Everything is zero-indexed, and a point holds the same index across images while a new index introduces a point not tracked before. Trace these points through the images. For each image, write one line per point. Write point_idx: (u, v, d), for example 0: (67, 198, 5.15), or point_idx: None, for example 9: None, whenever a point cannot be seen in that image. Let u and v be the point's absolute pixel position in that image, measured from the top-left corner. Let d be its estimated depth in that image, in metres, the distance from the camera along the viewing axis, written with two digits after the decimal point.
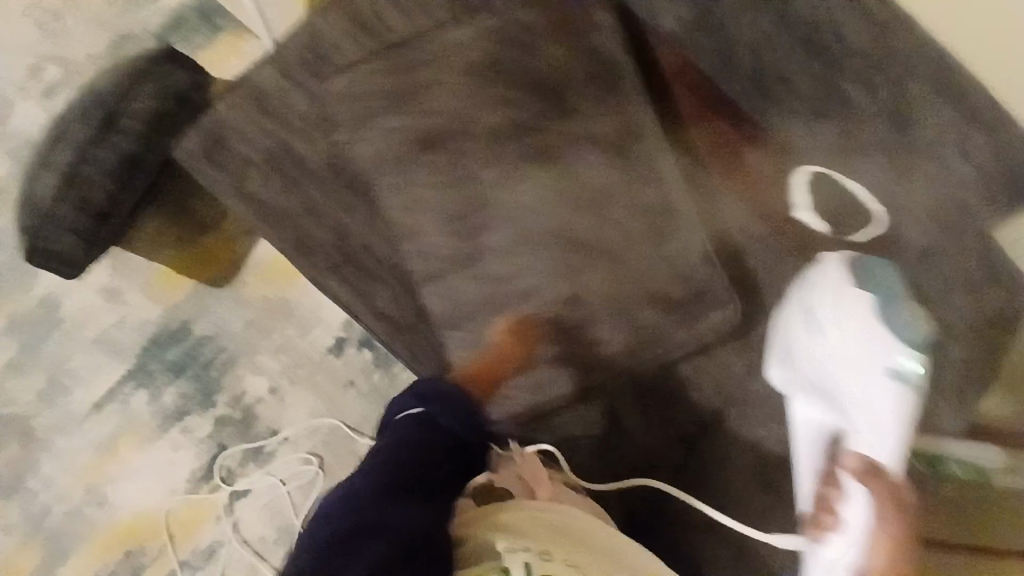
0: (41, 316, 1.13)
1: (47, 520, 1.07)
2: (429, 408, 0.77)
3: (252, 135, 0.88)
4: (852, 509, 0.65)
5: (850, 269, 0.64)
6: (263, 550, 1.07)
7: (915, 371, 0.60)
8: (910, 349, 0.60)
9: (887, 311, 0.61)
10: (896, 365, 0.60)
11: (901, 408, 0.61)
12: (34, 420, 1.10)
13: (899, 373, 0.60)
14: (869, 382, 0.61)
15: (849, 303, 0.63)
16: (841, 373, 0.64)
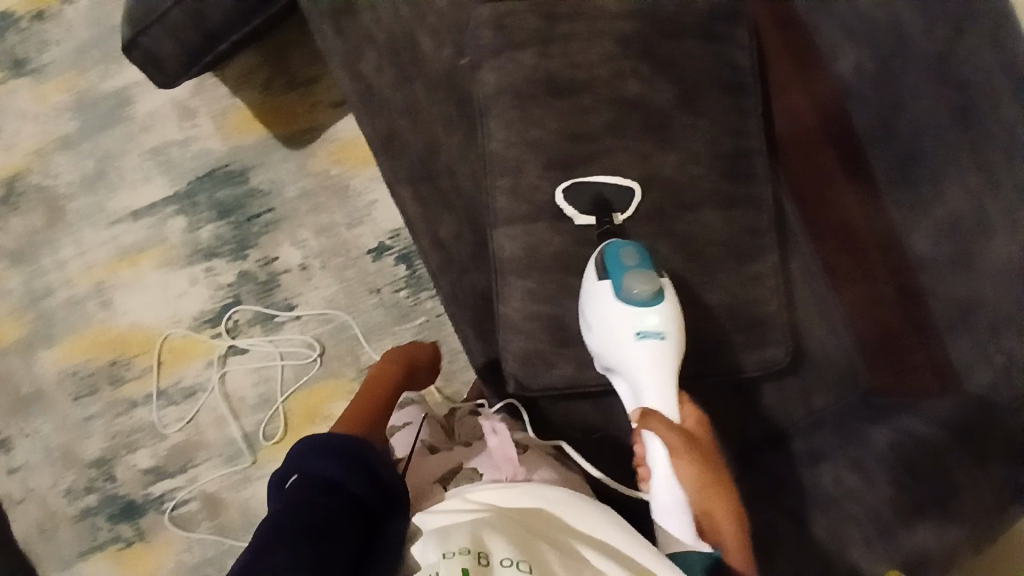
0: (108, 107, 1.10)
1: (48, 300, 1.08)
2: (304, 470, 0.65)
3: (384, 17, 0.84)
4: (656, 457, 0.67)
5: (594, 264, 0.72)
6: (239, 409, 1.09)
7: (655, 328, 0.69)
8: (649, 305, 0.69)
9: (619, 284, 0.69)
10: (634, 325, 0.69)
11: (652, 361, 0.69)
12: (67, 201, 1.09)
13: (642, 330, 0.69)
14: (622, 354, 0.70)
15: (597, 294, 0.70)
16: (620, 358, 0.70)
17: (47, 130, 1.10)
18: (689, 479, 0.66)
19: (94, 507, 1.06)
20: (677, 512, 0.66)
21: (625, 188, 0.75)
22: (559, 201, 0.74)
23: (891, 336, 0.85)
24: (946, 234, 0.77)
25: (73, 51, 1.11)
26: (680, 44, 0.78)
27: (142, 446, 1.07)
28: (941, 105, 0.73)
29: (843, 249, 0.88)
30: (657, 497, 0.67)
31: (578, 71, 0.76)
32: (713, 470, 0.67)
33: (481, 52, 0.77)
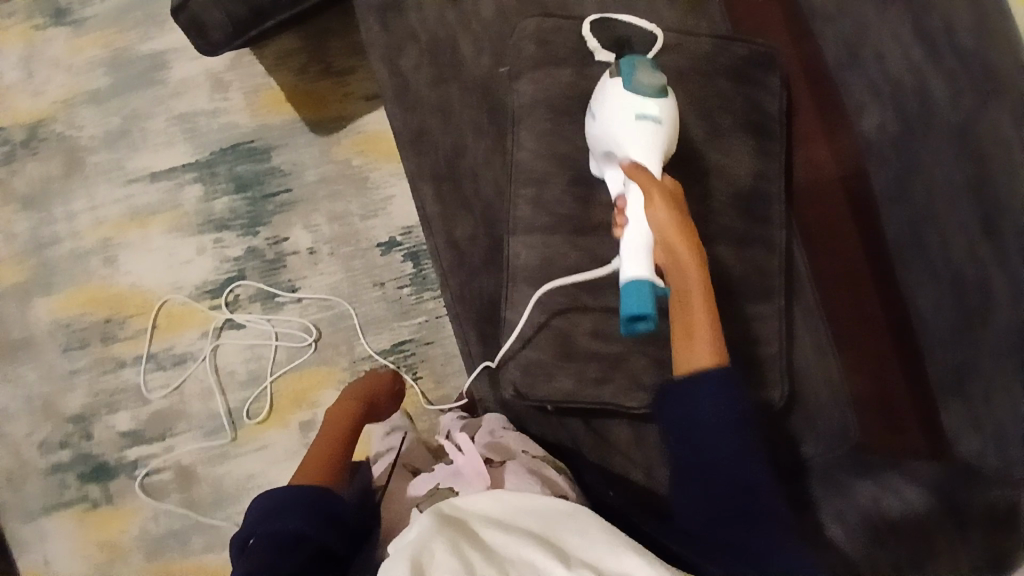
0: (143, 68, 1.11)
1: (51, 249, 1.08)
2: (262, 530, 0.64)
3: (430, 18, 0.85)
4: (636, 208, 0.67)
5: (611, 66, 0.73)
6: (226, 384, 1.08)
7: (654, 112, 0.68)
8: (652, 92, 0.68)
9: (629, 74, 0.69)
10: (633, 106, 0.68)
11: (645, 139, 0.68)
12: (86, 155, 1.09)
13: (640, 112, 0.68)
14: (618, 126, 0.69)
15: (605, 87, 0.71)
16: (611, 132, 0.69)
17: (77, 82, 1.11)
18: (664, 223, 0.65)
19: (67, 463, 1.05)
20: (642, 253, 0.65)
21: (645, 32, 0.78)
22: (587, 32, 0.76)
23: (885, 390, 0.87)
24: (947, 299, 0.78)
25: (116, 9, 1.12)
26: (714, 83, 0.81)
27: (124, 407, 1.06)
28: (951, 158, 0.76)
29: (847, 309, 0.91)
30: (626, 237, 0.67)
31: None
32: (692, 230, 0.66)
33: (521, 63, 0.79)
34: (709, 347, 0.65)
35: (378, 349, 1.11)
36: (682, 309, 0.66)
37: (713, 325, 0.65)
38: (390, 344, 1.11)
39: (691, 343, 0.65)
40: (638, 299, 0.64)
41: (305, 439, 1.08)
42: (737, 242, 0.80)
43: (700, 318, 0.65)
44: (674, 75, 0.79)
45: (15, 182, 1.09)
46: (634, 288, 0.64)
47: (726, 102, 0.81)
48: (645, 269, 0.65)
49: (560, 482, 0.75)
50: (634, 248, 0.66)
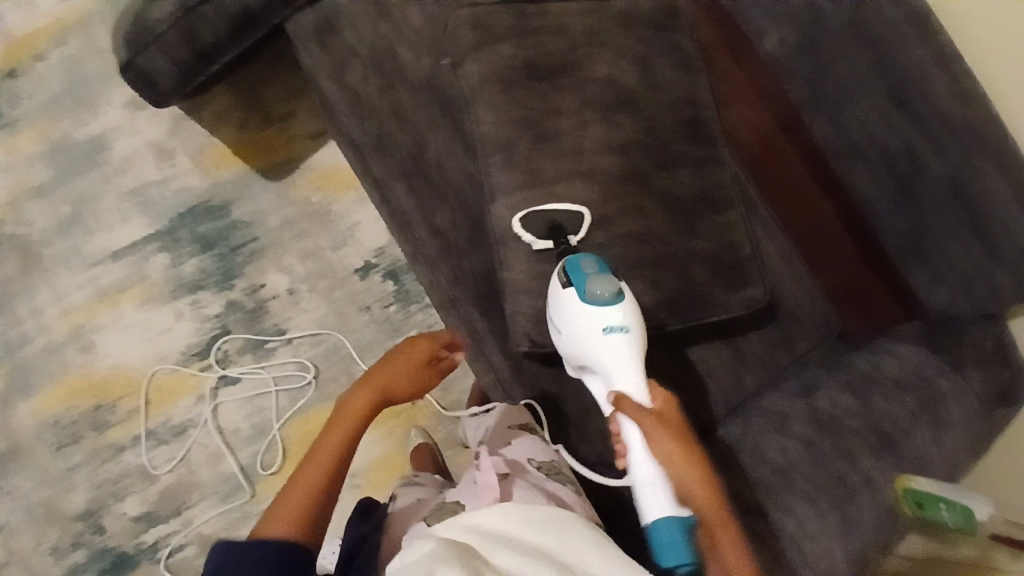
0: (84, 152, 1.11)
1: (21, 350, 1.04)
2: None
3: (365, 32, 0.90)
4: (637, 442, 0.71)
5: (559, 275, 0.77)
6: (233, 442, 1.05)
7: (620, 323, 0.74)
8: (612, 304, 0.74)
9: (583, 289, 0.74)
10: (599, 321, 0.74)
11: (621, 355, 0.74)
12: (41, 248, 1.07)
13: (608, 324, 0.74)
14: (594, 346, 0.74)
15: (563, 301, 0.76)
16: (588, 352, 0.75)
17: (18, 179, 1.09)
18: (667, 452, 0.68)
19: (83, 564, 0.98)
20: (656, 489, 0.69)
21: (574, 212, 0.82)
22: (517, 230, 0.80)
23: (850, 267, 0.96)
24: (887, 178, 0.90)
25: (44, 101, 1.12)
26: (635, 34, 0.89)
27: (132, 492, 1.01)
28: (862, 56, 0.86)
29: (794, 205, 0.99)
30: (636, 471, 0.70)
31: (550, 60, 0.85)
32: (687, 445, 0.70)
33: (461, 50, 0.86)
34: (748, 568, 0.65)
35: None
36: (709, 533, 0.67)
37: (742, 544, 0.66)
38: None
39: (733, 570, 0.65)
40: (670, 540, 0.66)
41: None
42: (692, 166, 0.88)
43: (726, 532, 0.66)
44: (601, 32, 0.87)
45: None
46: (663, 527, 0.67)
47: (650, 48, 0.90)
48: (662, 508, 0.68)
49: (567, 496, 0.76)
50: (647, 483, 0.69)
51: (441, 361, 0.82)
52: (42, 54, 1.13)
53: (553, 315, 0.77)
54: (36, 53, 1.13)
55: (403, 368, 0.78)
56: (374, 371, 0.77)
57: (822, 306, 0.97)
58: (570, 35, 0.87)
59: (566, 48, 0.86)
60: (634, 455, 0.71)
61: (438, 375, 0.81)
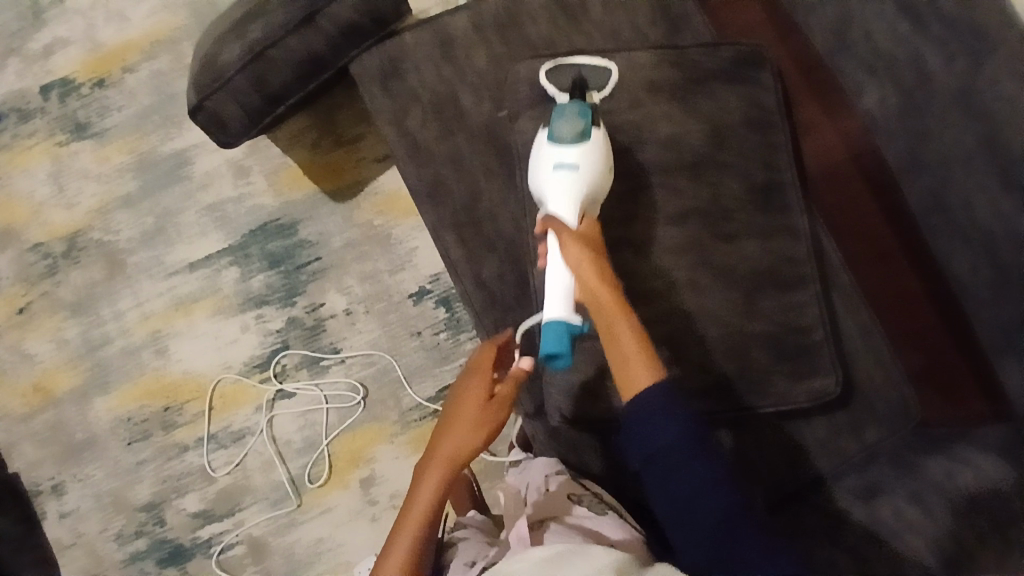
0: (167, 166, 1.17)
1: (103, 350, 1.13)
2: None
3: (427, 75, 0.90)
4: (554, 258, 0.71)
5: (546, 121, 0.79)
6: (285, 452, 1.13)
7: (571, 160, 0.73)
8: (570, 143, 0.74)
9: (550, 129, 0.75)
10: (554, 158, 0.74)
11: (565, 188, 0.73)
12: (125, 257, 1.15)
13: (559, 160, 0.73)
14: (540, 178, 0.74)
15: (535, 143, 0.77)
16: (539, 188, 0.75)
17: (108, 188, 1.16)
18: (576, 263, 0.68)
19: (143, 552, 1.09)
20: (562, 296, 0.70)
21: (601, 68, 0.84)
22: (543, 80, 0.82)
23: (926, 330, 0.85)
24: (983, 264, 0.76)
25: (134, 115, 1.18)
26: (707, 93, 0.84)
27: (192, 489, 1.11)
28: (968, 136, 0.74)
29: (871, 260, 0.89)
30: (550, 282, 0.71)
31: (610, 121, 0.81)
32: (604, 266, 0.69)
33: (520, 104, 0.84)
34: (644, 369, 0.64)
35: (424, 397, 1.15)
36: (609, 338, 0.67)
37: (643, 345, 0.65)
38: (434, 391, 1.15)
39: (628, 371, 0.65)
40: (559, 339, 0.69)
41: (367, 495, 1.12)
42: (760, 241, 0.81)
43: (624, 336, 0.65)
44: (670, 89, 0.82)
45: (60, 291, 1.14)
46: (554, 329, 0.69)
47: (724, 106, 0.83)
48: (565, 310, 0.70)
49: (608, 532, 0.74)
50: (557, 294, 0.70)
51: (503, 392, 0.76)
52: (134, 67, 1.19)
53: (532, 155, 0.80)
54: (130, 67, 1.19)
55: (463, 430, 0.74)
56: (437, 444, 0.74)
57: (899, 380, 0.87)
58: (633, 92, 0.82)
59: (628, 108, 0.82)
60: (551, 267, 0.71)
61: (502, 410, 0.75)
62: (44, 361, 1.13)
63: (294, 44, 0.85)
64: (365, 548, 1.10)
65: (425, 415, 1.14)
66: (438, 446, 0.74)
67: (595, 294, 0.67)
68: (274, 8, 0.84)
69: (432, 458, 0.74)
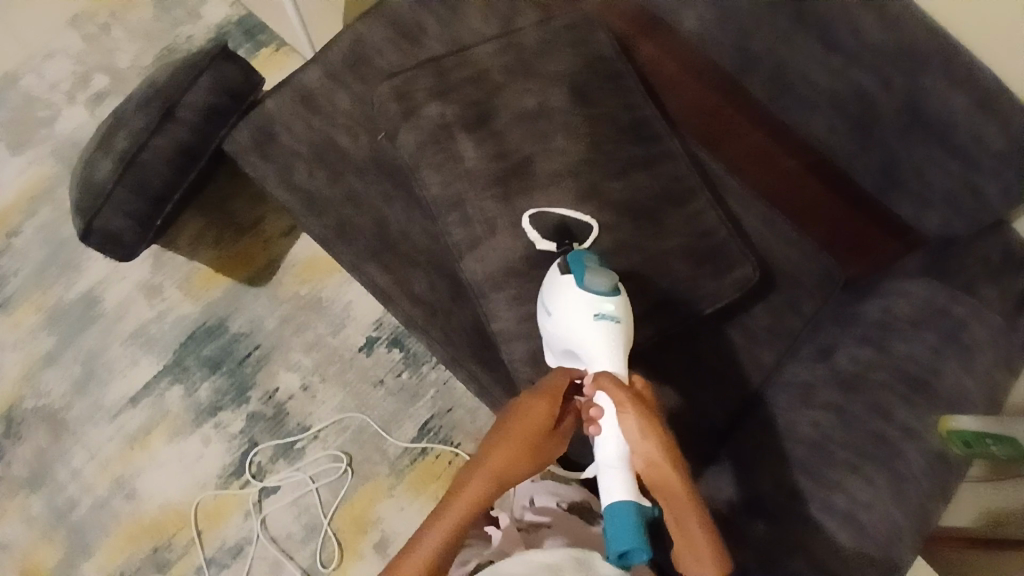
0: (79, 311, 1.14)
1: (74, 513, 1.06)
2: None
3: (299, 131, 0.92)
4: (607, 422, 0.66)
5: (562, 263, 0.77)
6: (290, 547, 1.10)
7: (610, 312, 0.71)
8: (607, 295, 0.72)
9: (580, 278, 0.73)
10: (592, 307, 0.71)
11: (608, 341, 0.70)
12: (65, 414, 1.10)
13: (598, 312, 0.71)
14: (577, 327, 0.71)
15: (559, 283, 0.74)
16: (573, 336, 0.71)
17: (26, 354, 1.12)
18: (636, 430, 0.64)
19: None
20: (620, 472, 0.64)
21: (582, 225, 0.82)
22: (526, 225, 0.80)
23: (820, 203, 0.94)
24: (842, 122, 0.86)
25: (31, 275, 1.15)
26: (554, 59, 0.90)
27: None
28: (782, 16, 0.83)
29: (748, 159, 0.96)
30: (602, 454, 0.65)
31: (480, 107, 0.85)
32: (668, 440, 0.65)
33: (393, 121, 0.87)
34: (714, 562, 0.61)
35: (407, 441, 1.14)
36: (681, 517, 0.62)
37: (711, 533, 0.62)
38: (415, 430, 1.15)
39: (697, 553, 0.62)
40: (630, 531, 0.60)
41: (386, 556, 1.10)
42: (644, 169, 0.87)
43: (692, 521, 0.62)
44: (522, 66, 0.88)
45: (13, 469, 1.08)
46: (618, 509, 0.62)
47: (574, 66, 0.90)
48: (625, 493, 0.63)
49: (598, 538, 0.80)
50: (613, 465, 0.65)
51: (563, 423, 0.69)
52: (18, 229, 1.17)
53: (547, 295, 0.76)
54: (11, 231, 1.16)
55: (517, 450, 0.66)
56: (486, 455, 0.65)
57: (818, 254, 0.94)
58: (489, 76, 0.87)
59: (492, 91, 0.86)
60: (605, 434, 0.66)
61: (561, 441, 0.69)
62: (17, 546, 1.05)
63: (162, 143, 0.87)
64: None
65: (415, 457, 1.14)
66: (490, 456, 0.65)
67: (663, 475, 0.64)
68: (132, 118, 0.87)
69: (477, 464, 0.66)
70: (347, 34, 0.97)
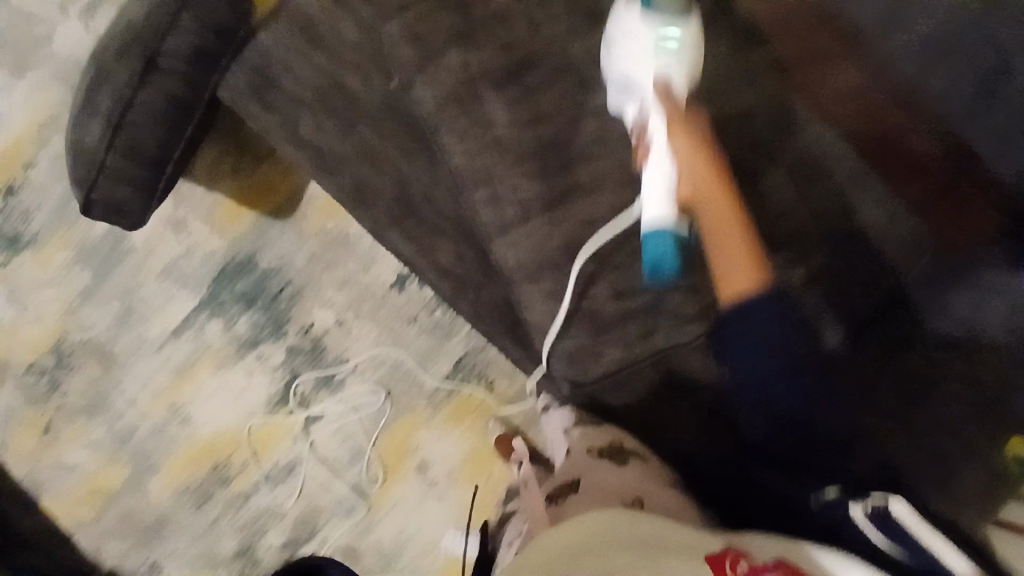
0: (107, 246, 1.12)
1: (134, 437, 1.15)
2: None
3: (302, 71, 0.78)
4: (657, 149, 0.64)
5: None
6: (337, 468, 1.16)
7: (676, 40, 0.65)
8: (676, 19, 0.65)
9: None
10: (655, 29, 0.65)
11: (666, 75, 0.65)
12: (113, 346, 1.13)
13: (661, 39, 0.65)
14: (635, 52, 0.65)
15: (620, 10, 0.68)
16: (629, 68, 0.66)
17: (62, 289, 1.12)
18: (686, 150, 0.65)
19: None
20: (665, 193, 0.63)
21: None
22: None
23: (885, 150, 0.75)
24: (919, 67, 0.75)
25: (52, 208, 1.11)
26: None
27: (271, 527, 1.16)
28: None
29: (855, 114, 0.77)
30: (648, 180, 0.64)
31: (509, 58, 0.72)
32: (716, 165, 0.68)
33: (408, 69, 0.73)
34: (750, 273, 0.64)
35: (443, 376, 1.15)
36: (717, 235, 0.67)
37: (751, 247, 0.66)
38: (451, 366, 1.15)
39: (734, 274, 0.65)
40: (664, 242, 0.62)
41: (426, 479, 1.15)
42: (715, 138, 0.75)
43: (734, 239, 0.66)
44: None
45: (70, 399, 1.14)
46: (659, 232, 0.62)
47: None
48: (667, 211, 0.63)
49: (634, 482, 0.75)
50: (659, 187, 0.64)
51: None
52: (32, 160, 1.10)
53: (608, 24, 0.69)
54: (19, 161, 1.11)
55: None
56: None
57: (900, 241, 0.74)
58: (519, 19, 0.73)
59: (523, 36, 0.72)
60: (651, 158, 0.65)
61: None
62: (89, 465, 1.15)
63: (150, 98, 0.78)
64: (441, 522, 1.15)
65: (452, 391, 1.15)
66: None
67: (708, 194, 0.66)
68: (112, 68, 0.77)
69: None
70: None
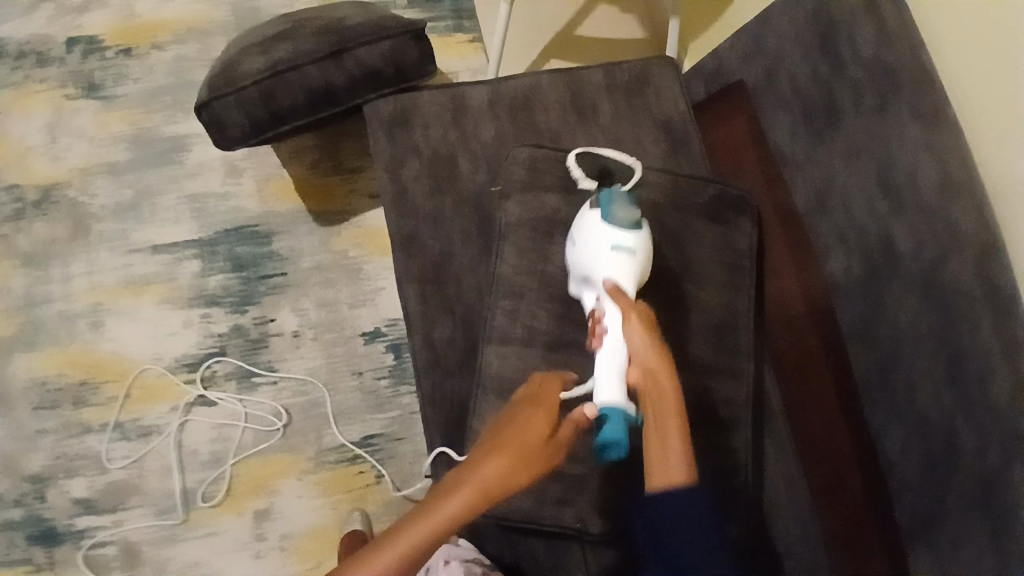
0: (163, 148, 1.17)
1: (43, 307, 1.10)
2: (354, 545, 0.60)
3: (433, 131, 0.92)
4: (612, 328, 0.70)
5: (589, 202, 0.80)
6: (190, 460, 1.08)
7: (628, 243, 0.75)
8: (630, 227, 0.76)
9: (606, 209, 0.77)
10: (609, 239, 0.76)
11: (627, 268, 0.75)
12: (95, 222, 1.13)
13: (616, 242, 0.75)
14: (598, 251, 0.75)
15: (585, 216, 0.78)
16: (588, 261, 0.76)
17: (97, 153, 1.15)
18: (639, 336, 0.69)
19: (15, 523, 1.04)
20: (615, 374, 0.68)
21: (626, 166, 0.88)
22: (572, 164, 0.86)
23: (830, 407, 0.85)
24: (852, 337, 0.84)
25: (146, 91, 1.19)
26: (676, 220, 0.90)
27: (82, 475, 1.06)
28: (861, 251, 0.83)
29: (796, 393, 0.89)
30: (600, 359, 0.69)
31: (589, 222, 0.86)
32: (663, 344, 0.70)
33: (512, 185, 0.86)
34: (680, 458, 0.63)
35: (348, 440, 1.11)
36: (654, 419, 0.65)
37: (683, 432, 0.64)
38: (360, 436, 1.12)
39: (664, 446, 0.63)
40: (615, 424, 0.66)
41: (258, 528, 1.07)
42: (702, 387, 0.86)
43: (672, 429, 0.64)
44: (646, 204, 0.90)
45: (20, 238, 1.12)
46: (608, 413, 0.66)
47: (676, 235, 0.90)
48: (617, 394, 0.67)
49: None
50: (609, 371, 0.68)
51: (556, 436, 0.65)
52: (164, 49, 1.21)
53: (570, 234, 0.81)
54: (153, 42, 1.21)
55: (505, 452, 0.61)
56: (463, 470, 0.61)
57: (828, 514, 0.83)
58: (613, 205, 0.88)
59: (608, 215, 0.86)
60: (605, 343, 0.70)
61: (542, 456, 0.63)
62: None
63: (313, 73, 0.89)
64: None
65: (343, 458, 1.11)
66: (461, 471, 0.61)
67: (656, 379, 0.67)
68: (304, 37, 0.90)
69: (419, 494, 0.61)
70: (524, 79, 0.96)
